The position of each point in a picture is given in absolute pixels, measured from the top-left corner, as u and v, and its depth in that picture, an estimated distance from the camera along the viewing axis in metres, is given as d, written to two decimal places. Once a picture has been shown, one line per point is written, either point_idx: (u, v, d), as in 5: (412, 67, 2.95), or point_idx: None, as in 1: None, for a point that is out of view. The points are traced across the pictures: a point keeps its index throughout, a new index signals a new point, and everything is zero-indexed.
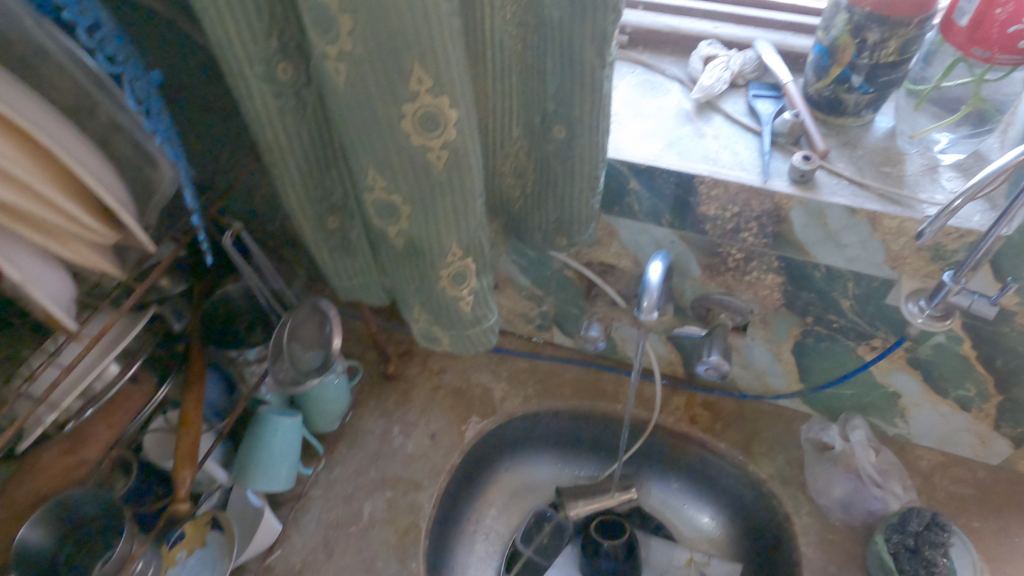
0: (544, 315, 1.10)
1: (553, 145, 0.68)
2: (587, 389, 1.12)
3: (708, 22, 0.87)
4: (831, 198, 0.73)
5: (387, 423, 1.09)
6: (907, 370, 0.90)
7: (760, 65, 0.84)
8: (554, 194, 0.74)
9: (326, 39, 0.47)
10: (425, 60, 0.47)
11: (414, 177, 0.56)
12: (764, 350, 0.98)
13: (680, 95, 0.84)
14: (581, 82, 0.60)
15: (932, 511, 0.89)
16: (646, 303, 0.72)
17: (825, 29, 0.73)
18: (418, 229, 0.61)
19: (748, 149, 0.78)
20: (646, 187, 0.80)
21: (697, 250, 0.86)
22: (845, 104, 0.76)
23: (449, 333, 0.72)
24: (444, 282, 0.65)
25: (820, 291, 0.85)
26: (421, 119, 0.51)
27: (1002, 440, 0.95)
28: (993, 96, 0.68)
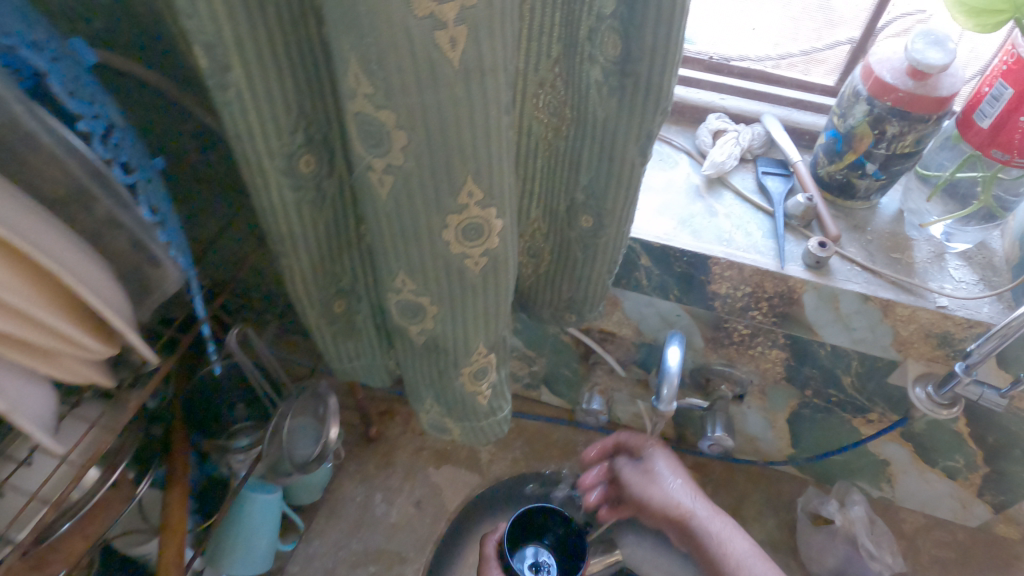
0: (533, 375, 1.07)
1: (576, 232, 0.65)
2: (576, 450, 1.10)
3: (715, 93, 0.86)
4: (845, 285, 0.73)
5: (369, 489, 1.04)
6: (898, 441, 0.92)
7: (767, 141, 0.83)
8: (570, 277, 0.71)
9: (373, 152, 0.43)
10: (478, 175, 0.44)
11: (448, 283, 0.52)
12: (760, 418, 0.97)
13: (690, 169, 0.83)
14: (618, 179, 0.57)
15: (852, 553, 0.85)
16: (666, 392, 0.70)
17: (841, 117, 0.73)
18: (443, 328, 0.57)
19: (760, 229, 0.78)
20: (658, 264, 0.78)
21: (702, 324, 0.85)
22: (856, 189, 0.77)
23: (462, 424, 0.68)
24: (464, 380, 0.61)
25: (823, 367, 0.84)
26: (464, 229, 0.47)
27: (983, 506, 0.98)
28: (1002, 194, 0.69)
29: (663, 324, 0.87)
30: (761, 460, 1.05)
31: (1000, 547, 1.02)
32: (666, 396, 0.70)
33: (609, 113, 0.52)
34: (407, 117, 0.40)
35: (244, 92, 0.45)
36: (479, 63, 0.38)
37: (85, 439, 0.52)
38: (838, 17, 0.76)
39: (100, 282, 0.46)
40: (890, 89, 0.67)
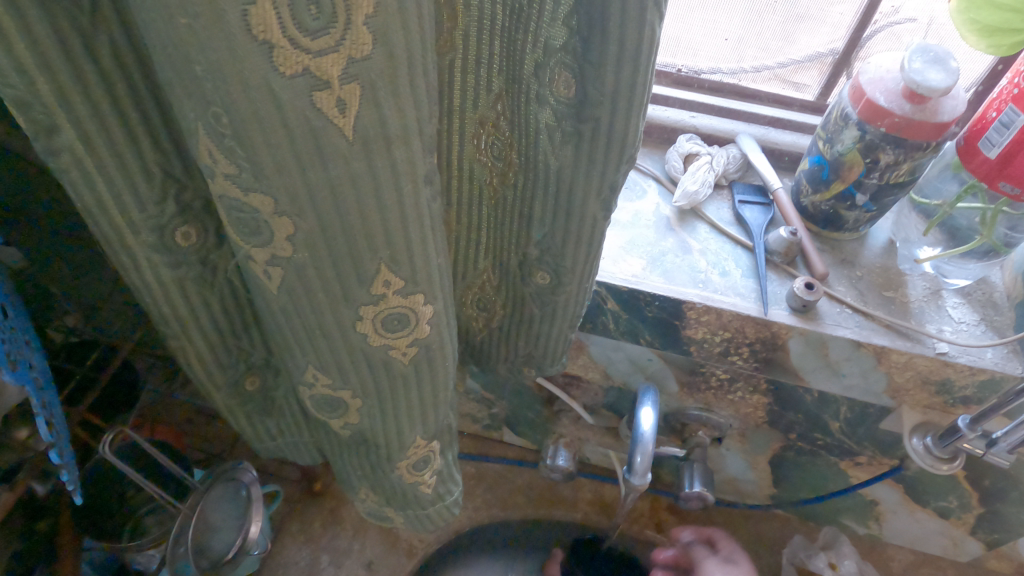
0: (493, 417, 0.98)
1: (530, 289, 0.56)
2: (542, 495, 1.01)
3: (685, 111, 0.77)
4: (835, 330, 0.65)
5: (314, 551, 0.93)
6: (888, 483, 0.85)
7: (743, 164, 0.75)
8: (527, 334, 0.61)
9: (252, 240, 0.32)
10: (396, 261, 0.34)
11: (372, 376, 0.42)
12: (739, 459, 0.90)
13: (659, 198, 0.74)
14: (578, 235, 0.48)
15: None
16: (640, 462, 0.61)
17: (827, 141, 0.65)
18: (370, 421, 0.47)
19: (739, 267, 0.69)
20: (626, 308, 0.69)
21: (677, 369, 0.77)
22: (843, 220, 0.69)
23: (403, 513, 0.58)
24: (401, 472, 0.52)
25: (808, 412, 0.77)
26: (384, 321, 0.38)
27: (976, 543, 0.92)
28: (1005, 233, 0.61)
29: (633, 368, 0.79)
30: (741, 500, 0.97)
31: None
32: (639, 467, 0.61)
33: (563, 162, 0.43)
34: (290, 198, 0.30)
35: (83, 157, 0.34)
36: (382, 131, 0.28)
37: None
38: (804, 11, 0.66)
39: None
40: (884, 113, 0.59)
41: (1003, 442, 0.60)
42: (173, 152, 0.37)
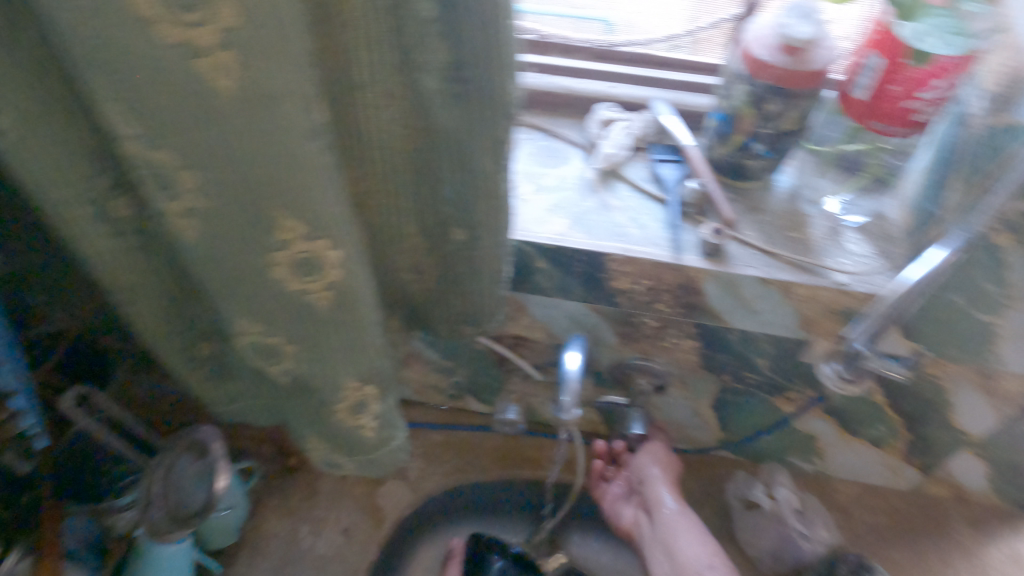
0: (456, 385, 1.03)
1: (453, 246, 0.62)
2: (508, 456, 1.06)
3: (603, 82, 0.83)
4: (743, 270, 0.71)
5: (293, 522, 0.99)
6: (822, 417, 0.91)
7: (659, 127, 0.81)
8: (459, 291, 0.67)
9: (165, 193, 0.38)
10: (295, 208, 0.40)
11: (298, 321, 0.48)
12: (685, 406, 0.96)
13: (581, 163, 0.80)
14: (481, 189, 0.54)
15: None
16: (568, 400, 0.67)
17: (723, 97, 0.71)
18: (304, 367, 0.52)
19: (656, 220, 0.75)
20: (555, 265, 0.75)
21: (611, 321, 0.83)
22: (748, 169, 0.75)
23: (353, 458, 0.64)
24: (341, 415, 0.57)
25: (736, 353, 0.83)
26: (296, 265, 0.43)
27: (912, 469, 0.98)
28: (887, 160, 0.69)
29: (572, 324, 0.84)
30: (693, 447, 1.03)
31: (930, 506, 1.03)
32: (566, 403, 0.67)
33: (455, 122, 0.49)
34: (189, 152, 0.36)
35: (19, 136, 0.39)
36: (259, 91, 0.34)
37: None
38: None
39: None
40: (765, 66, 0.64)
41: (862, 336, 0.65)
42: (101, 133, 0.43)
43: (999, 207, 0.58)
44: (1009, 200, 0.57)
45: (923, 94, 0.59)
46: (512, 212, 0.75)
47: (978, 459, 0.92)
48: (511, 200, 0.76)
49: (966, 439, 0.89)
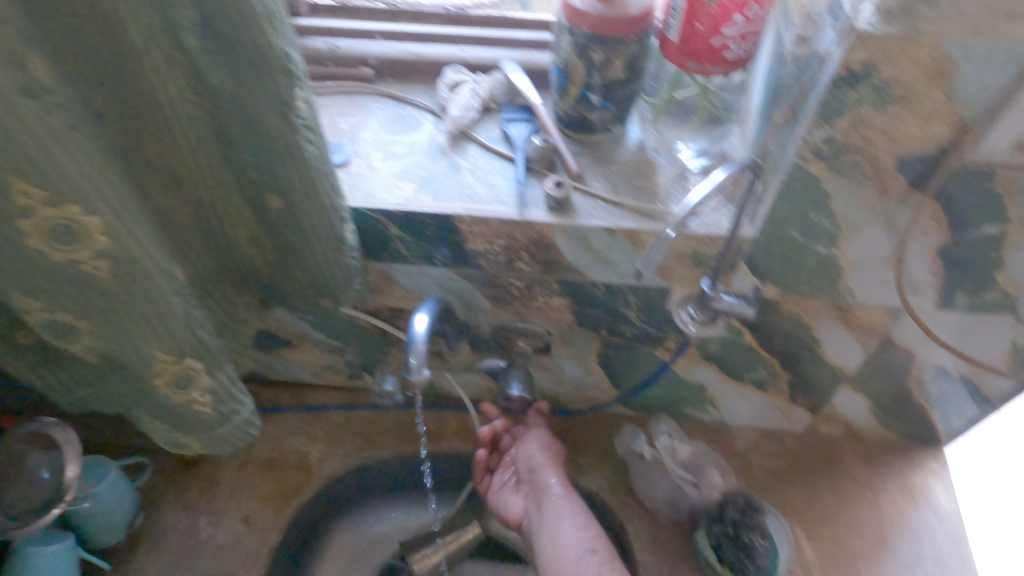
0: (350, 365, 1.03)
1: (276, 215, 0.61)
2: (410, 432, 1.06)
3: (453, 46, 0.82)
4: (588, 221, 0.71)
5: (192, 515, 0.98)
6: (704, 364, 0.92)
7: (509, 87, 0.80)
8: (298, 261, 0.67)
9: None
10: (25, 172, 0.39)
11: (80, 294, 0.47)
12: (574, 366, 0.96)
13: (432, 127, 0.80)
14: (277, 151, 0.53)
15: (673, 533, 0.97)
16: (414, 362, 0.67)
17: (555, 51, 0.71)
18: (107, 342, 0.52)
19: (504, 179, 0.75)
20: (407, 231, 0.75)
21: (480, 285, 0.83)
22: (592, 123, 0.75)
23: (197, 437, 0.63)
24: (165, 392, 0.57)
25: (606, 307, 0.84)
26: (52, 234, 0.43)
27: (801, 410, 1.00)
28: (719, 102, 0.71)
29: (442, 291, 0.84)
30: (591, 405, 1.05)
31: (825, 445, 1.05)
32: (414, 364, 0.67)
33: (229, 80, 0.48)
34: None
35: None
36: None
37: None
38: None
39: None
40: (581, 15, 0.64)
41: None
42: None
43: (806, 136, 0.59)
44: (812, 128, 0.58)
45: (726, 30, 0.60)
46: (359, 182, 0.74)
47: (858, 393, 0.95)
48: (359, 169, 0.75)
49: (841, 374, 0.91)
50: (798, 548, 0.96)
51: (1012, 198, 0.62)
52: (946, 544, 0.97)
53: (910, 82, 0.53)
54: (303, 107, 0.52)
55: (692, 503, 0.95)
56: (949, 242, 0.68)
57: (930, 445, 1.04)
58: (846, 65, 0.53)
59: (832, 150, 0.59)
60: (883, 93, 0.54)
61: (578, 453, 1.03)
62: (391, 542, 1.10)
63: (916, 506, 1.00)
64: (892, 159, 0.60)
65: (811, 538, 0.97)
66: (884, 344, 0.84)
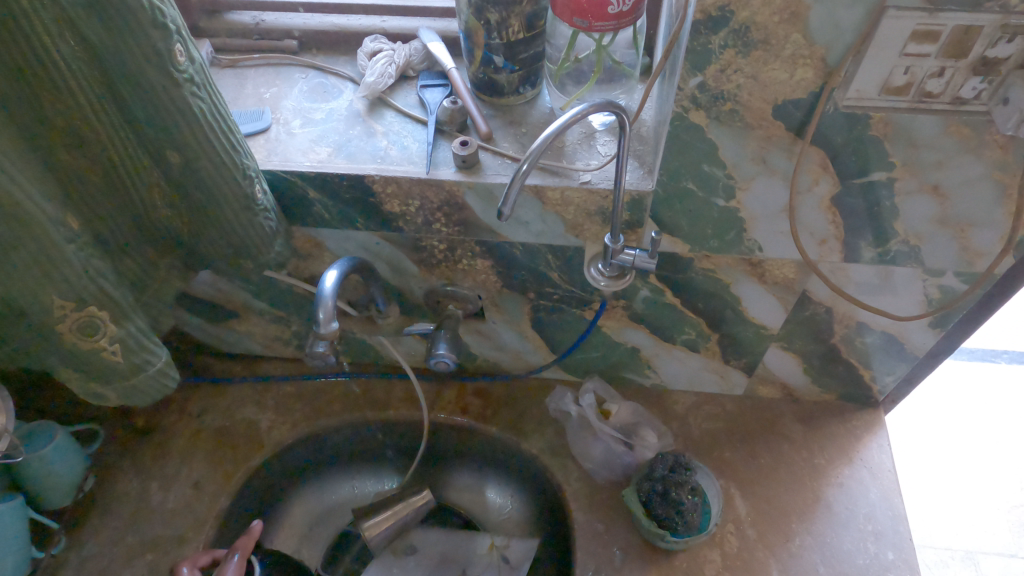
0: (297, 335, 1.06)
1: (179, 172, 0.64)
2: (358, 400, 1.09)
3: (374, 17, 0.85)
4: (494, 179, 0.74)
5: (144, 481, 1.01)
6: (633, 326, 0.95)
7: (427, 55, 0.83)
8: (209, 221, 0.70)
9: None
10: None
11: None
12: (509, 330, 0.99)
13: (352, 95, 0.82)
14: (163, 104, 0.56)
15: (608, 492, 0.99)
16: (323, 316, 0.70)
17: (457, 15, 0.73)
18: (3, 287, 0.55)
19: (417, 141, 0.78)
20: (325, 194, 0.77)
21: (404, 248, 0.85)
22: (500, 84, 0.77)
23: (112, 388, 0.66)
24: (70, 338, 0.60)
25: (528, 268, 0.86)
26: None
27: (737, 372, 1.02)
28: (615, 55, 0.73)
29: (370, 256, 0.87)
30: (532, 371, 1.07)
31: (764, 407, 1.07)
32: (322, 316, 0.70)
33: (105, 34, 0.51)
34: None
35: None
36: None
37: None
38: None
39: None
40: None
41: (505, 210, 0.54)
42: None
43: (681, 84, 0.61)
44: (685, 75, 0.60)
45: None
46: (277, 146, 0.77)
47: (788, 352, 0.96)
48: (277, 135, 0.78)
49: (767, 332, 0.93)
50: (732, 506, 0.98)
51: (891, 143, 0.64)
52: (878, 501, 0.98)
53: (766, 25, 0.55)
54: (184, 62, 0.56)
55: (626, 463, 0.97)
56: (841, 190, 0.69)
57: (867, 406, 1.06)
58: (703, 9, 0.55)
59: (707, 97, 0.62)
60: (743, 37, 0.56)
61: (520, 417, 1.06)
62: (346, 509, 1.12)
63: (851, 465, 1.01)
64: (767, 105, 0.62)
65: (746, 497, 0.99)
66: (802, 300, 0.86)
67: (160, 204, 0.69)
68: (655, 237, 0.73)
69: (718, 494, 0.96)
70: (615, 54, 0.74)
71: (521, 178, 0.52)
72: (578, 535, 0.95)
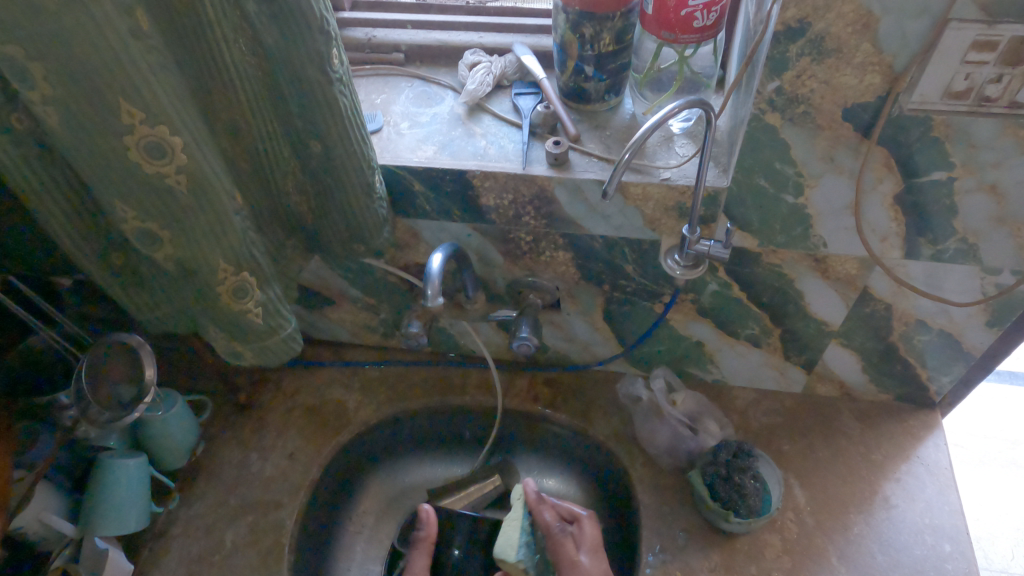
0: (384, 323, 1.16)
1: (316, 160, 0.74)
2: (436, 386, 1.18)
3: (472, 33, 0.96)
4: (583, 175, 0.83)
5: (244, 450, 1.11)
6: (699, 319, 1.01)
7: (519, 67, 0.93)
8: (334, 206, 0.79)
9: (26, 87, 0.51)
10: (129, 95, 0.53)
11: (165, 205, 0.61)
12: (581, 322, 1.07)
13: (453, 102, 0.93)
14: (317, 100, 0.67)
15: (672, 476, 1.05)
16: (431, 291, 0.79)
17: (554, 30, 0.82)
18: (182, 250, 0.65)
19: (513, 142, 0.87)
20: (428, 187, 0.87)
21: (492, 239, 0.94)
22: (588, 92, 0.86)
23: (251, 347, 0.76)
24: (226, 298, 0.69)
25: (605, 260, 0.94)
26: (147, 149, 0.56)
27: (796, 368, 1.07)
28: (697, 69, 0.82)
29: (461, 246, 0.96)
30: (599, 362, 1.14)
31: (822, 405, 1.12)
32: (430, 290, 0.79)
33: (280, 40, 0.62)
34: (34, 47, 0.49)
35: None
36: None
37: None
38: None
39: None
40: None
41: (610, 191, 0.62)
42: None
43: (760, 88, 0.69)
44: (764, 81, 0.68)
45: (692, 1, 0.70)
46: (389, 145, 0.88)
47: (847, 349, 1.01)
48: (388, 135, 0.89)
49: (828, 329, 0.98)
50: (791, 495, 1.03)
51: (952, 143, 0.70)
52: (935, 495, 1.01)
53: (840, 35, 0.63)
54: (337, 64, 0.66)
55: (689, 449, 1.03)
56: (903, 188, 0.76)
57: (923, 407, 1.09)
58: (784, 21, 0.63)
59: (783, 100, 0.69)
60: (819, 46, 0.64)
61: (587, 406, 1.13)
62: (421, 490, 1.20)
63: (908, 461, 1.05)
64: (837, 108, 0.69)
65: (804, 487, 1.04)
66: (863, 296, 0.91)
67: (292, 189, 0.79)
68: (730, 229, 0.81)
69: (778, 482, 1.00)
70: (695, 65, 0.82)
71: (624, 166, 0.60)
72: (642, 515, 1.01)
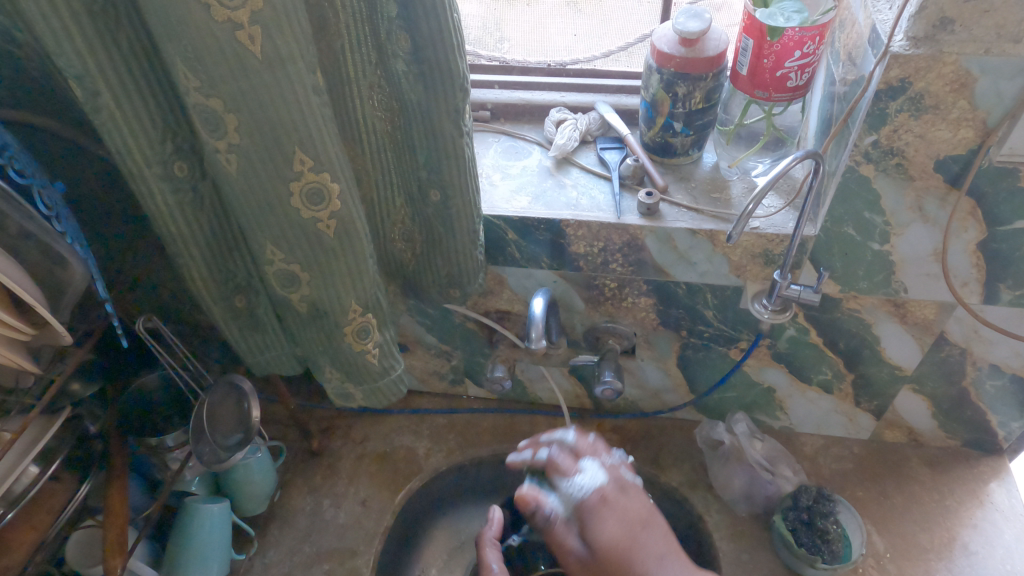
0: (454, 370, 1.18)
1: (432, 208, 0.78)
2: (505, 433, 1.19)
3: (555, 93, 1.02)
4: (674, 224, 0.86)
5: (317, 497, 1.11)
6: (773, 365, 1.04)
7: (603, 123, 0.99)
8: (441, 254, 0.82)
9: (215, 136, 0.56)
10: (303, 143, 0.57)
11: (312, 251, 0.64)
12: (654, 368, 1.09)
13: (541, 155, 0.99)
14: (446, 151, 0.71)
15: (749, 522, 1.05)
16: (534, 333, 0.82)
17: (644, 89, 0.88)
18: (317, 293, 0.68)
19: (603, 193, 0.92)
20: (522, 236, 0.91)
21: (577, 286, 0.97)
22: (674, 146, 0.92)
23: (361, 387, 0.78)
24: (349, 339, 0.71)
25: (686, 307, 0.97)
26: (308, 194, 0.60)
27: (866, 415, 1.09)
28: (782, 126, 0.87)
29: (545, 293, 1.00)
30: (666, 409, 1.16)
31: (891, 452, 1.12)
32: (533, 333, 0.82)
33: (423, 98, 0.67)
34: (232, 101, 0.54)
35: (115, 112, 0.57)
36: (276, 53, 0.52)
37: (40, 431, 0.68)
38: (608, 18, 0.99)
39: (22, 279, 0.60)
40: (668, 57, 0.81)
41: (733, 236, 0.73)
42: (166, 108, 0.60)
43: (856, 141, 0.74)
44: (861, 135, 0.73)
45: (788, 63, 0.77)
46: (485, 196, 0.92)
47: (919, 396, 1.03)
48: (484, 186, 0.93)
49: (901, 374, 0.99)
50: (870, 541, 1.03)
51: None
52: (1013, 542, 1.01)
53: (938, 93, 0.68)
54: (467, 120, 0.71)
55: (767, 495, 1.04)
56: (986, 237, 0.79)
57: (993, 454, 1.10)
58: (887, 81, 0.68)
59: (879, 152, 0.74)
60: (917, 103, 0.69)
61: (658, 453, 1.14)
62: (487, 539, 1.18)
63: (982, 508, 1.05)
64: (929, 160, 0.74)
65: (881, 534, 1.04)
66: (939, 343, 0.93)
67: (398, 236, 0.83)
68: (820, 275, 0.84)
69: (861, 529, 0.99)
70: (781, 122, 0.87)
71: (745, 217, 0.70)
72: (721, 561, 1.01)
